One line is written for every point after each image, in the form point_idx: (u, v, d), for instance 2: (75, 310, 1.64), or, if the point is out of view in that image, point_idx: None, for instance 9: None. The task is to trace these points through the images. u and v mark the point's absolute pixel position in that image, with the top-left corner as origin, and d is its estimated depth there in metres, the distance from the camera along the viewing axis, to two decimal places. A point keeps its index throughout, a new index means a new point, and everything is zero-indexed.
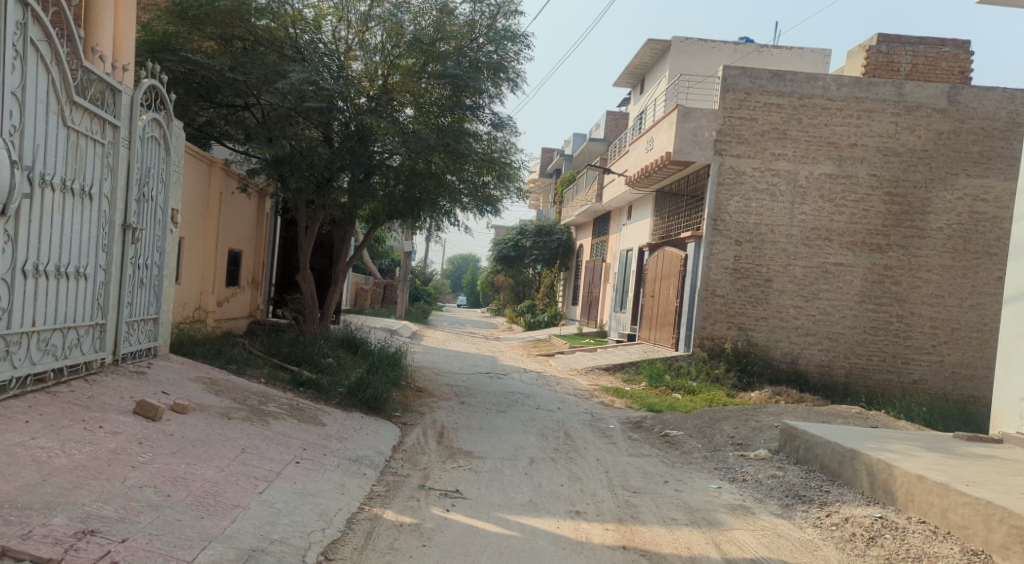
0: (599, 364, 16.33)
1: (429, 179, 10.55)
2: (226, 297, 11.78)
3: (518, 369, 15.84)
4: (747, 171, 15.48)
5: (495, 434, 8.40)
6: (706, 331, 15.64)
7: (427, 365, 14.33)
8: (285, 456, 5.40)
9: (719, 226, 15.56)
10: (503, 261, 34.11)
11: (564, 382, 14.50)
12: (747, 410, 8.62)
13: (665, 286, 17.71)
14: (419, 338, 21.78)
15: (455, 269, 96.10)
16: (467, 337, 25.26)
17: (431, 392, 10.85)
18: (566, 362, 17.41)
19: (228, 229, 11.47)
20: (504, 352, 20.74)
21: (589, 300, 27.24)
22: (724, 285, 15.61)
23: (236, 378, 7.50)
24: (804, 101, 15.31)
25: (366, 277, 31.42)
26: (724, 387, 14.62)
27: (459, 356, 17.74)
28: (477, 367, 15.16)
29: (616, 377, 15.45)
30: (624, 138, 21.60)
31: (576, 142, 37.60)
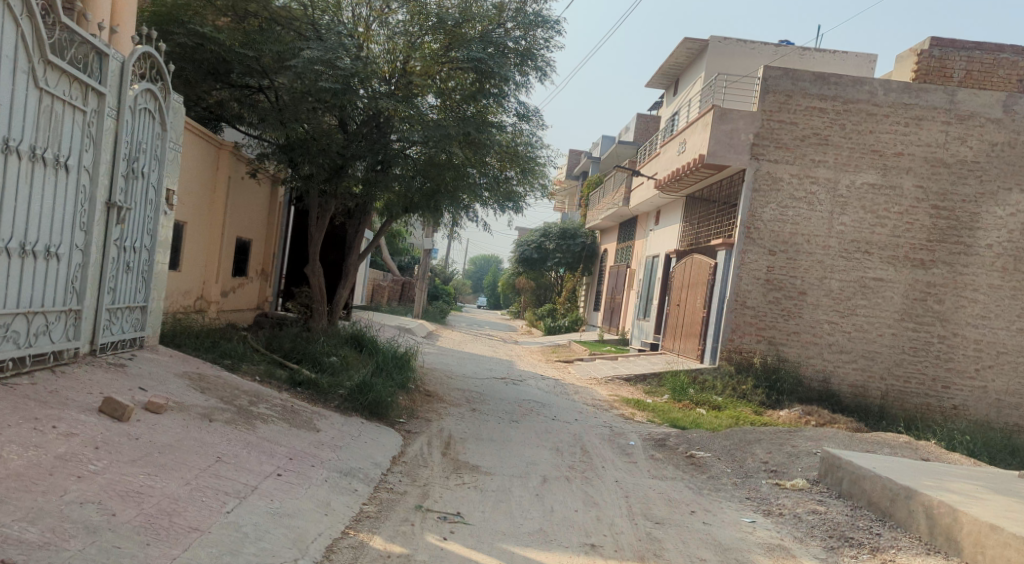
0: (620, 373, 15.61)
1: (448, 172, 9.95)
2: (230, 287, 11.28)
3: (534, 375, 15.18)
4: (784, 177, 14.70)
5: (505, 447, 7.76)
6: (734, 343, 14.87)
7: (440, 367, 13.73)
8: (266, 467, 4.80)
9: (752, 234, 14.81)
10: (524, 262, 33.71)
11: (582, 391, 13.80)
12: (782, 434, 7.90)
13: (692, 295, 16.96)
14: (435, 338, 21.19)
15: (477, 270, 95.66)
16: (484, 339, 24.62)
17: (441, 397, 10.24)
18: (584, 370, 16.70)
19: (235, 216, 10.98)
20: (521, 356, 20.07)
21: (611, 307, 26.49)
22: (755, 296, 14.84)
23: (227, 375, 6.94)
24: (848, 106, 14.51)
25: (385, 274, 30.92)
26: (751, 404, 13.84)
27: (474, 358, 17.12)
28: (492, 372, 14.52)
29: (637, 388, 14.72)
30: (655, 140, 20.88)
31: (604, 145, 36.87)
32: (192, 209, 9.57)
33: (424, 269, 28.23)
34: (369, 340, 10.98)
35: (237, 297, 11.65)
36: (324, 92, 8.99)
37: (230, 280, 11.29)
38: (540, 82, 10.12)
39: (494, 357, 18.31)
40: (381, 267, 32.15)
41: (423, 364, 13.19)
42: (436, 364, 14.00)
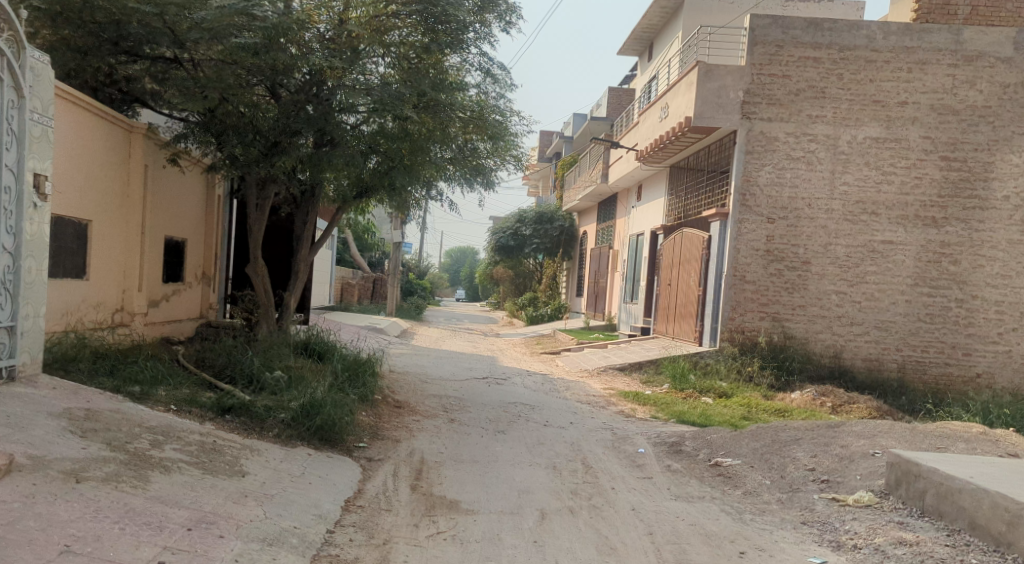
0: (612, 363, 14.25)
1: (403, 143, 8.44)
2: (162, 296, 9.71)
3: (519, 371, 13.76)
4: (780, 136, 13.38)
5: (490, 471, 6.31)
6: (735, 323, 13.57)
7: (413, 370, 12.26)
8: (143, 551, 3.35)
9: (747, 202, 13.48)
10: (501, 250, 32.20)
11: (573, 386, 12.40)
12: (824, 431, 6.55)
13: (684, 272, 15.61)
14: (409, 337, 19.67)
15: (453, 263, 93.97)
16: (463, 335, 23.13)
17: (412, 409, 8.78)
18: (574, 362, 15.32)
19: (161, 213, 9.41)
20: (504, 350, 18.63)
21: (595, 291, 25.14)
22: (755, 269, 13.53)
23: (128, 409, 5.43)
24: (845, 54, 13.22)
25: (354, 272, 29.28)
26: (760, 388, 12.55)
27: (453, 357, 15.64)
28: (472, 371, 13.08)
29: (633, 378, 13.37)
30: (633, 110, 19.48)
31: (576, 123, 35.46)
32: (99, 205, 7.93)
33: (395, 264, 26.66)
34: (326, 350, 9.47)
35: (173, 307, 10.07)
36: (244, 51, 7.42)
37: (162, 287, 9.72)
38: (505, 31, 8.67)
39: (475, 354, 16.87)
40: (350, 264, 30.49)
41: (394, 370, 11.70)
42: (410, 367, 12.52)
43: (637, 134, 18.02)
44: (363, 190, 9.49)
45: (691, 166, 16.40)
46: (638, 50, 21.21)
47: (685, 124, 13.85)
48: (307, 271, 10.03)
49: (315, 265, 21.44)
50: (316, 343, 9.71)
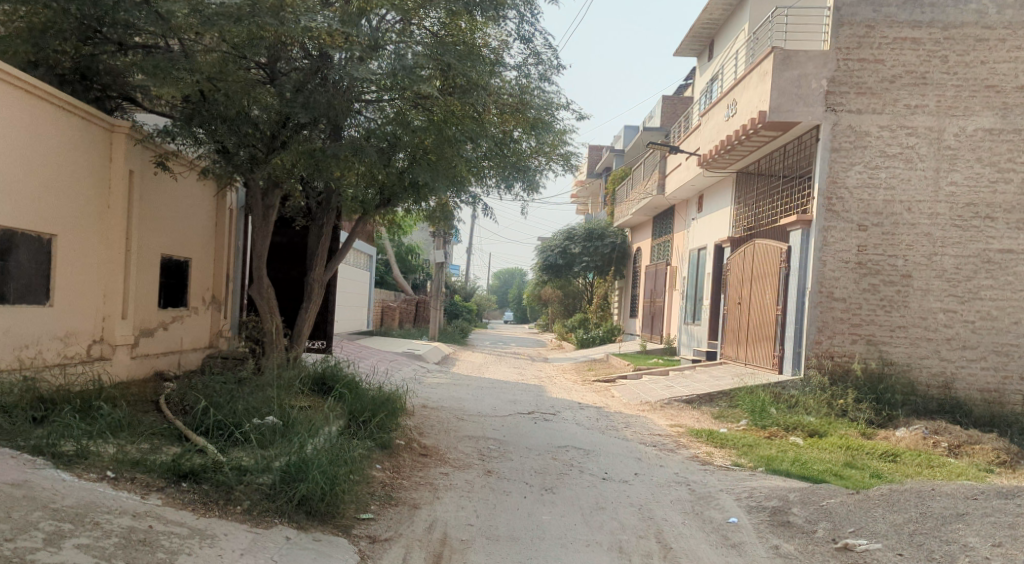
0: (677, 394, 12.48)
1: (429, 135, 6.88)
2: (159, 323, 8.36)
3: (571, 404, 12.10)
4: (872, 130, 11.55)
5: (535, 556, 4.67)
6: (823, 347, 11.69)
7: (448, 405, 10.73)
8: None
9: (835, 207, 11.64)
10: (550, 270, 30.55)
11: (634, 423, 10.68)
12: (1000, 502, 4.76)
13: (757, 290, 13.78)
14: (450, 363, 18.17)
15: (501, 285, 92.79)
16: (509, 360, 21.54)
17: (443, 458, 7.21)
18: (632, 392, 13.57)
19: (156, 227, 8.09)
20: (553, 378, 16.96)
21: (651, 311, 23.35)
22: (845, 285, 11.66)
23: (40, 477, 3.98)
24: (949, 33, 11.40)
25: (395, 295, 28.02)
26: (857, 424, 10.62)
27: (496, 386, 14.07)
28: (517, 404, 11.50)
29: (704, 413, 11.56)
30: (692, 114, 17.83)
31: (627, 136, 33.85)
32: (67, 215, 6.55)
33: (437, 286, 25.31)
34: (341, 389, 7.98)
35: (172, 335, 8.71)
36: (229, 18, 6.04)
37: (159, 313, 8.37)
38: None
39: (521, 382, 15.25)
40: (392, 286, 29.25)
41: (426, 406, 10.20)
42: (447, 401, 11.01)
43: (699, 138, 16.34)
44: (386, 198, 8.05)
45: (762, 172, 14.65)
46: (697, 50, 19.59)
47: (759, 119, 12.12)
48: (321, 293, 8.60)
49: (351, 288, 20.16)
50: (332, 379, 8.26)
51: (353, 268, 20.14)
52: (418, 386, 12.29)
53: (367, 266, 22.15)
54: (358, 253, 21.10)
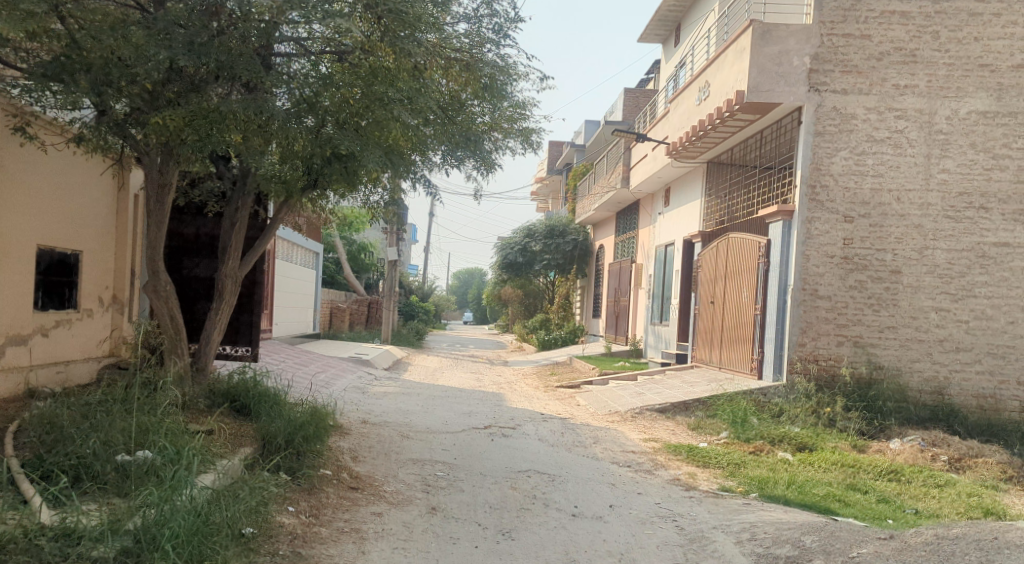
0: (649, 403, 11.37)
1: (353, 89, 5.76)
2: (36, 328, 6.89)
3: (532, 415, 10.88)
4: (859, 112, 10.57)
5: None
6: (806, 350, 10.69)
7: (392, 419, 9.41)
8: None
9: (818, 197, 10.64)
10: (509, 268, 29.30)
11: (603, 438, 9.49)
12: None
13: (732, 288, 12.75)
14: (402, 369, 16.82)
15: (460, 285, 91.31)
16: (466, 364, 20.27)
17: (376, 492, 5.90)
18: (598, 400, 12.41)
19: (26, 211, 6.63)
20: (513, 384, 15.73)
21: (615, 311, 22.29)
22: (830, 282, 10.66)
23: None
24: (941, 6, 10.50)
25: (346, 295, 26.52)
26: (848, 435, 9.61)
27: (449, 395, 12.78)
28: (472, 417, 10.22)
29: (678, 424, 10.44)
30: (658, 102, 16.83)
31: (589, 130, 32.80)
32: None
33: (390, 285, 23.91)
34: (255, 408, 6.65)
35: (57, 344, 7.22)
36: None
37: (36, 317, 6.89)
38: None
39: (479, 389, 13.98)
40: (342, 286, 27.72)
41: (365, 423, 8.86)
42: (392, 415, 9.68)
43: (667, 125, 15.30)
44: (310, 179, 6.78)
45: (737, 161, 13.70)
46: (663, 35, 18.57)
47: (735, 100, 11.05)
48: (235, 292, 7.21)
49: (295, 287, 18.67)
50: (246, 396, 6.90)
51: (296, 267, 18.64)
52: (360, 397, 10.94)
53: (313, 264, 20.65)
54: (302, 250, 19.59)
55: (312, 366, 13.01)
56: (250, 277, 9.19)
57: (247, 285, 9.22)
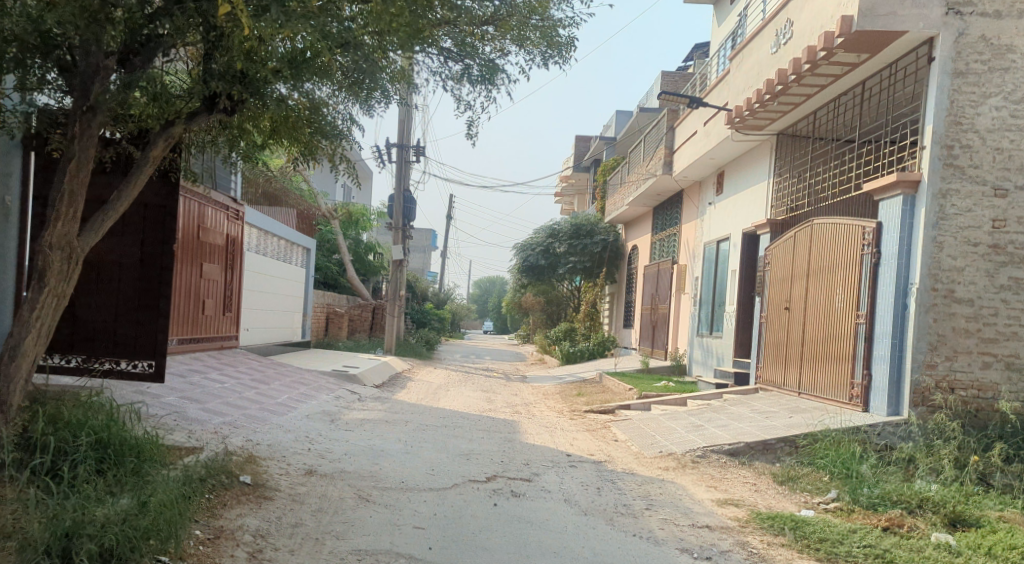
0: (712, 441, 8.42)
1: None
2: None
3: (555, 458, 7.97)
4: (1018, 43, 7.66)
5: None
6: (938, 373, 7.69)
7: (355, 467, 6.55)
8: None
9: (957, 160, 7.64)
10: (531, 271, 26.48)
11: (657, 499, 6.56)
12: None
13: (821, 291, 9.72)
14: (398, 386, 13.99)
15: (480, 293, 88.52)
16: (478, 379, 17.42)
17: None
18: (642, 436, 9.46)
19: None
20: (531, 406, 12.84)
21: (653, 320, 19.36)
22: (974, 280, 7.66)
23: None
24: None
25: (347, 298, 23.85)
26: (1017, 499, 6.56)
27: (447, 424, 9.91)
28: (471, 461, 7.33)
29: (759, 478, 7.47)
30: (714, 66, 13.95)
31: (620, 121, 29.85)
32: None
33: (395, 288, 21.21)
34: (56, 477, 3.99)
35: None
36: None
37: None
38: None
39: (488, 415, 11.10)
40: (344, 289, 25.07)
41: (311, 478, 6.02)
42: (357, 460, 6.84)
43: (728, 90, 12.39)
44: (205, 95, 5.04)
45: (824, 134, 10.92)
46: None
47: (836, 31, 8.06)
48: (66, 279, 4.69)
49: (278, 286, 15.97)
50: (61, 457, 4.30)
51: (277, 263, 15.97)
52: (323, 431, 8.10)
53: (302, 261, 17.97)
54: (287, 244, 16.93)
55: (275, 386, 10.20)
56: (157, 263, 6.65)
57: (152, 274, 6.65)
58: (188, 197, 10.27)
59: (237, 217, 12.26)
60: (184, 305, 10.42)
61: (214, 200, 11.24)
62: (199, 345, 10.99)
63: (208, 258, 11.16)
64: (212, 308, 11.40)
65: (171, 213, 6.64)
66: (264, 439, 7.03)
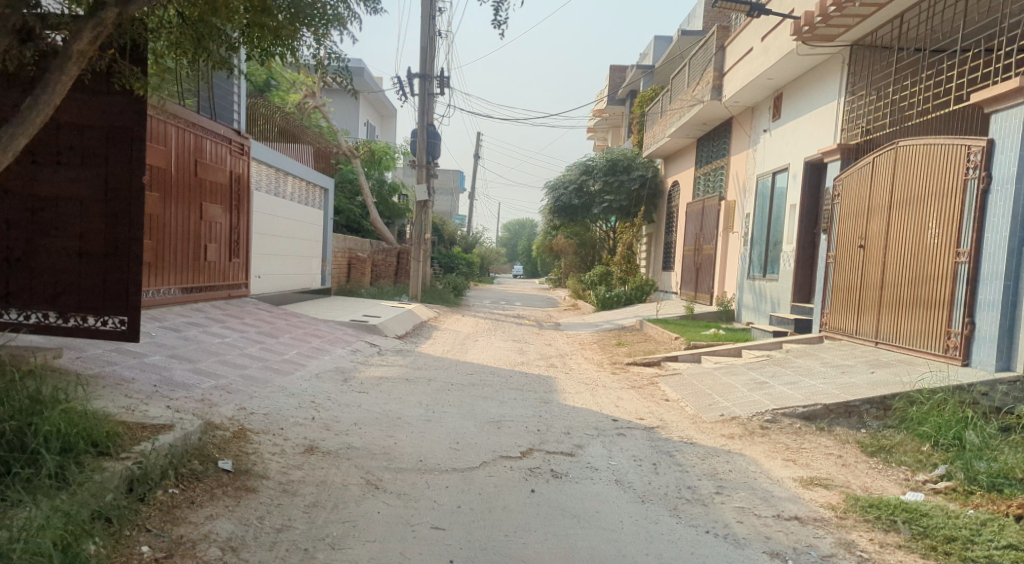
0: (782, 403, 7.25)
1: None
2: None
3: (600, 425, 6.86)
4: None
5: None
6: None
7: (363, 442, 5.49)
8: None
9: None
10: (563, 212, 25.17)
11: (727, 479, 5.41)
12: None
13: (904, 225, 8.49)
14: (424, 337, 12.99)
15: (511, 236, 87.26)
16: (509, 327, 16.37)
17: None
18: (697, 394, 8.33)
19: None
20: (567, 359, 11.77)
21: (697, 263, 18.12)
22: None
23: None
24: None
25: (371, 243, 22.84)
26: None
27: (476, 381, 8.85)
28: (503, 431, 6.26)
29: (844, 448, 6.29)
30: None
31: (658, 49, 27.91)
32: None
33: (420, 232, 20.14)
34: None
35: None
36: None
37: None
38: None
39: (521, 370, 10.05)
40: (368, 234, 24.07)
41: (310, 458, 4.96)
42: (368, 432, 5.79)
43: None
44: None
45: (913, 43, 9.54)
46: None
47: None
48: None
49: (296, 231, 14.95)
50: None
51: (294, 206, 14.95)
52: (333, 393, 7.08)
53: (321, 203, 16.89)
54: (304, 185, 15.87)
55: (284, 340, 9.21)
56: (123, 200, 5.48)
57: (120, 213, 5.50)
58: (177, 124, 9.16)
59: (243, 150, 11.17)
60: (181, 248, 9.43)
61: (213, 130, 10.14)
62: (202, 293, 10.04)
63: (209, 196, 10.12)
64: (215, 252, 10.41)
65: (138, 138, 5.47)
66: (261, 407, 6.01)
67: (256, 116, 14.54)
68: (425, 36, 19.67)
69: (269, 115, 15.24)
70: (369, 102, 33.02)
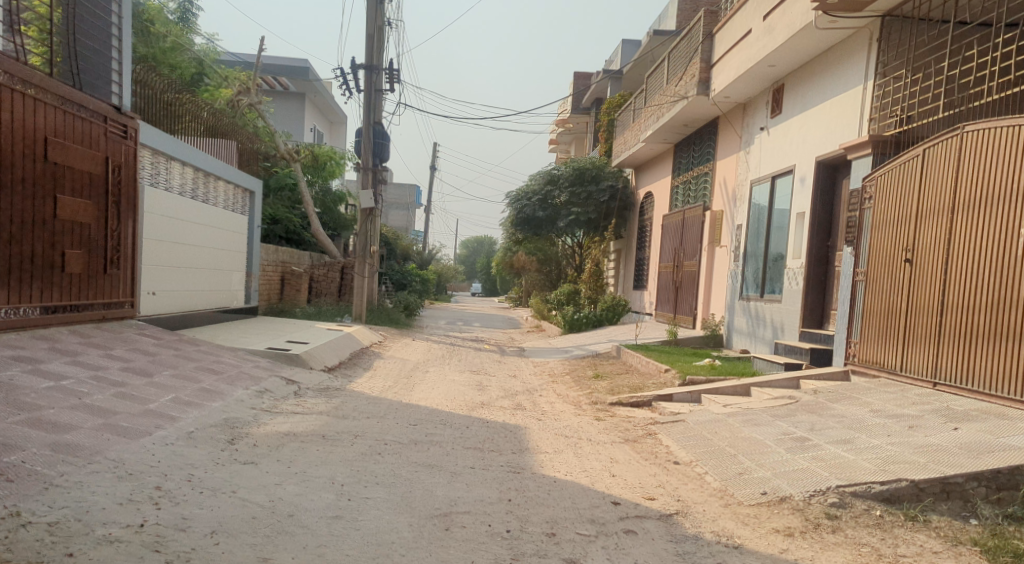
0: (848, 474, 5.18)
1: None
2: None
3: (595, 514, 4.69)
4: None
5: None
6: None
7: None
8: None
9: None
10: (525, 225, 23.10)
11: None
12: None
13: (973, 232, 6.86)
14: (361, 368, 10.66)
15: (469, 253, 84.98)
16: (467, 353, 14.12)
17: None
18: (716, 456, 6.21)
19: None
20: (536, 397, 9.58)
21: (676, 281, 16.20)
22: None
23: None
24: None
25: (312, 256, 20.41)
26: None
27: (418, 435, 6.59)
28: (454, 537, 4.05)
29: (960, 557, 4.23)
30: None
31: (627, 52, 26.14)
32: None
33: (364, 243, 17.84)
34: None
35: None
36: None
37: None
38: None
39: (480, 416, 7.83)
40: (309, 246, 21.66)
41: None
42: (230, 554, 3.53)
43: None
44: None
45: (969, 11, 7.79)
46: None
47: None
48: None
49: (212, 239, 12.56)
50: None
51: (213, 211, 12.56)
52: (202, 469, 4.79)
53: (249, 208, 14.52)
54: (227, 188, 13.51)
55: (162, 381, 6.84)
56: None
57: None
58: (9, 86, 6.89)
59: (126, 133, 8.92)
60: (22, 255, 7.08)
61: (73, 101, 7.92)
62: (59, 317, 7.64)
63: (69, 186, 7.81)
64: (82, 262, 8.06)
65: None
66: (53, 510, 3.73)
67: (172, 108, 12.20)
68: (373, 22, 17.48)
69: (189, 107, 12.89)
70: (316, 106, 30.64)
